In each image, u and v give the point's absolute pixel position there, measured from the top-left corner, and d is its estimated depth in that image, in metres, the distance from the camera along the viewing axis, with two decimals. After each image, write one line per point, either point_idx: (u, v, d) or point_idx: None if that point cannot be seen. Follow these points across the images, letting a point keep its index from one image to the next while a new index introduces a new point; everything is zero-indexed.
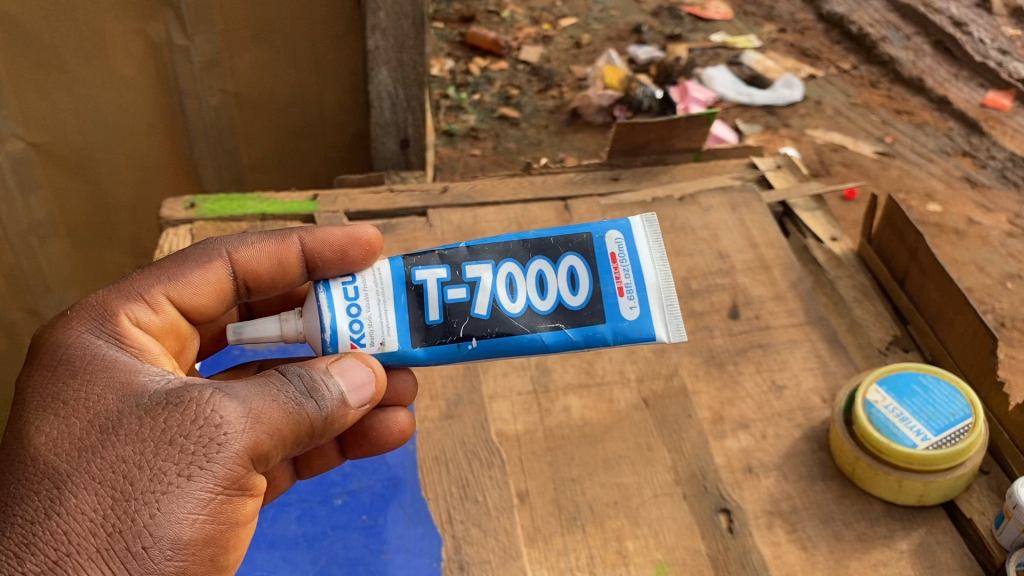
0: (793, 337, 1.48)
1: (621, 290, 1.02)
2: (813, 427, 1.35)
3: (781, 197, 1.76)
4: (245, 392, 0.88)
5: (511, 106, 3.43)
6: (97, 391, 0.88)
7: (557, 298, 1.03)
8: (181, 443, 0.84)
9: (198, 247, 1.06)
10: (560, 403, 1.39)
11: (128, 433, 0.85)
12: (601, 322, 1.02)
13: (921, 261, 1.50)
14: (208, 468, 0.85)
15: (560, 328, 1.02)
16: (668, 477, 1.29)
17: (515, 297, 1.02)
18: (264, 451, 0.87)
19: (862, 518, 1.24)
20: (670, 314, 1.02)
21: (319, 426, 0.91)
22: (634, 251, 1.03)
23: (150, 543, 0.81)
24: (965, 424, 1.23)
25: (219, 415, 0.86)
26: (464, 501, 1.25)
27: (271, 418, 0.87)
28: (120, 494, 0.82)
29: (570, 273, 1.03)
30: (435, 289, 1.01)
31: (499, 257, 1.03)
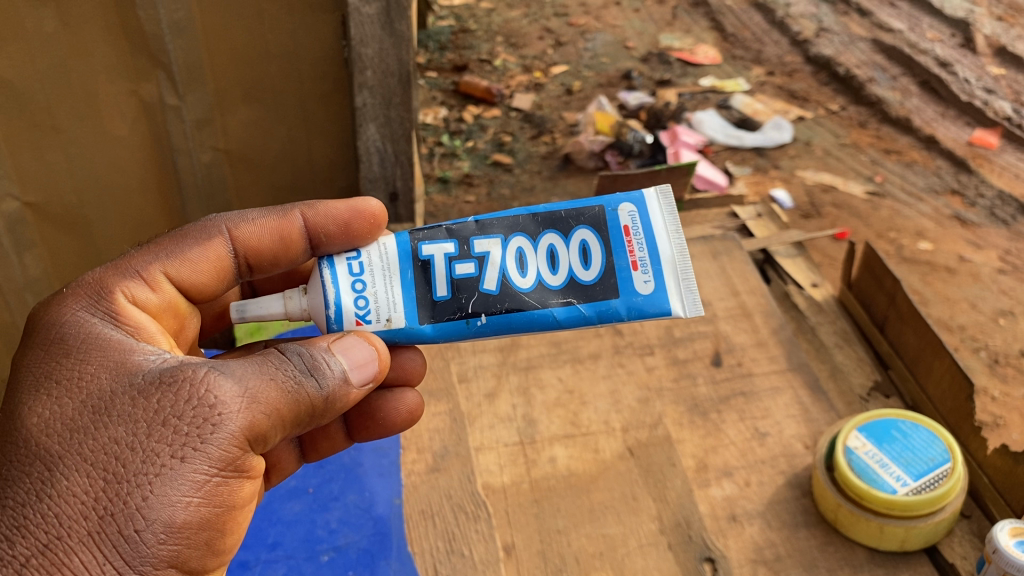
0: (776, 385, 1.50)
1: (635, 264, 1.00)
2: (797, 474, 1.36)
3: (762, 244, 1.80)
4: (242, 371, 0.85)
5: (505, 152, 3.49)
6: (89, 366, 0.86)
7: (569, 273, 1.01)
8: (174, 422, 0.82)
9: (199, 223, 1.05)
10: (546, 454, 1.41)
11: (120, 413, 0.82)
12: (615, 297, 1.00)
13: (899, 307, 1.52)
14: (202, 448, 0.82)
15: (572, 303, 1.00)
16: (653, 527, 1.29)
17: (526, 272, 1.01)
18: (263, 429, 0.85)
19: (845, 565, 1.24)
20: (685, 288, 1.00)
21: (320, 404, 0.89)
22: (648, 223, 1.01)
23: (143, 527, 0.79)
24: (943, 469, 1.24)
25: (214, 395, 0.83)
26: (450, 555, 1.25)
27: (269, 396, 0.85)
28: (112, 476, 0.80)
29: (581, 247, 1.01)
30: (442, 264, 1.00)
31: (508, 231, 1.02)
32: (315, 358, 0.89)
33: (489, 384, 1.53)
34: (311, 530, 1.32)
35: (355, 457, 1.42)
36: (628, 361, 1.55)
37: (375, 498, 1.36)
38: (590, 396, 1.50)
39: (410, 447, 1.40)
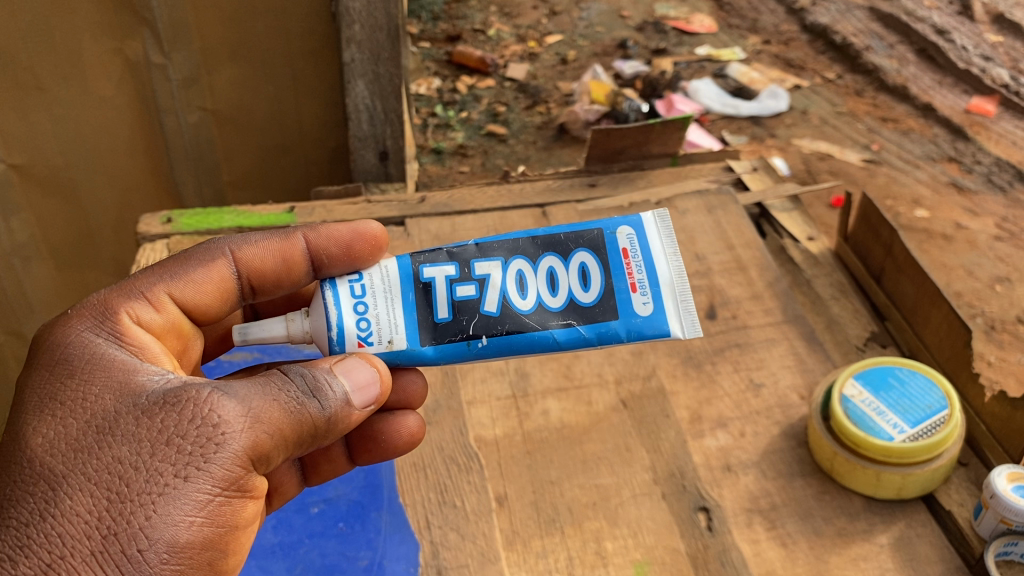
0: (771, 336, 1.47)
1: (634, 285, 0.98)
2: (792, 425, 1.35)
3: (758, 198, 1.75)
4: (245, 391, 0.83)
5: (499, 123, 3.45)
6: (93, 390, 0.83)
7: (568, 295, 0.98)
8: (177, 442, 0.80)
9: (202, 247, 1.03)
10: (538, 407, 1.39)
11: (122, 433, 0.80)
12: (614, 318, 0.97)
13: (896, 257, 1.49)
14: (205, 468, 0.80)
15: (572, 325, 0.97)
16: (647, 477, 1.28)
17: (526, 294, 0.98)
18: (266, 449, 0.83)
19: (841, 513, 1.23)
20: (684, 309, 0.97)
21: (324, 425, 0.86)
22: (646, 246, 0.99)
23: (146, 546, 0.77)
24: (941, 416, 1.22)
25: (218, 414, 0.81)
26: (442, 506, 1.24)
27: (271, 416, 0.83)
28: (115, 496, 0.78)
29: (581, 269, 0.99)
30: (443, 286, 0.97)
31: (508, 254, 0.99)
32: (319, 377, 0.87)
33: None
34: None
35: None
36: None
37: None
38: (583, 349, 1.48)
39: None
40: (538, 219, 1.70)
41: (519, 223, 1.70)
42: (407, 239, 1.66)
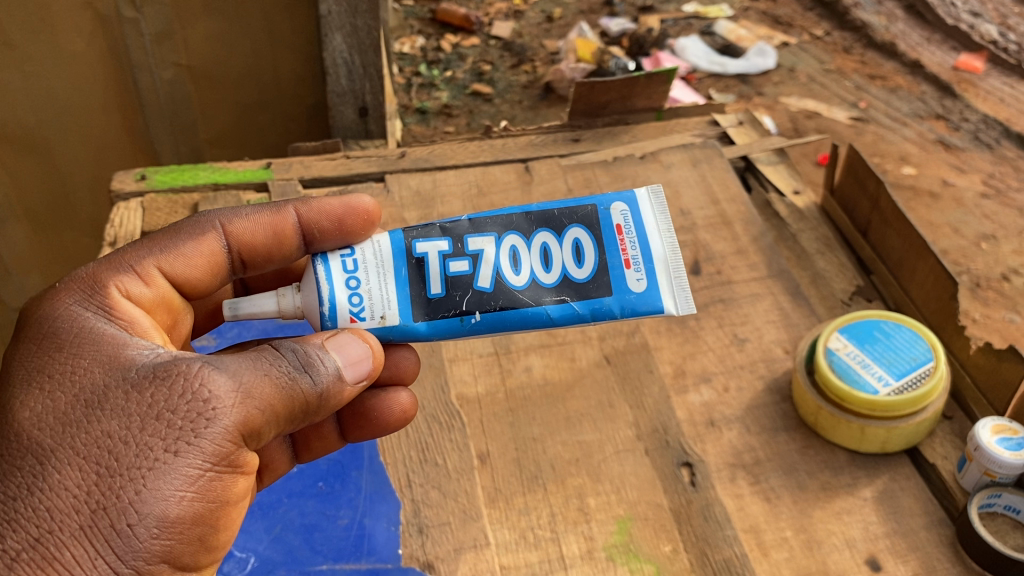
0: (755, 291, 1.45)
1: (628, 262, 0.95)
2: (776, 379, 1.34)
3: (743, 151, 1.71)
4: (236, 365, 0.81)
5: (484, 82, 3.39)
6: (81, 364, 0.81)
7: (562, 271, 0.95)
8: (167, 416, 0.78)
9: (192, 220, 0.99)
10: (521, 364, 1.38)
11: (111, 407, 0.78)
12: (608, 295, 0.94)
13: (882, 210, 1.46)
14: (194, 443, 0.78)
15: (566, 302, 0.94)
16: (629, 433, 1.27)
17: (519, 270, 0.95)
18: (257, 423, 0.81)
19: (825, 467, 1.22)
20: (678, 287, 0.95)
21: (316, 400, 0.84)
22: (641, 223, 0.96)
23: (135, 522, 0.75)
24: (926, 368, 1.21)
25: (208, 389, 0.79)
26: (423, 464, 1.23)
27: (262, 391, 0.80)
28: (103, 470, 0.76)
29: (575, 245, 0.96)
30: (436, 261, 0.94)
31: (502, 229, 0.96)
32: (311, 351, 0.84)
33: None
34: None
35: None
36: None
37: None
38: None
39: None
40: (520, 174, 1.67)
41: (501, 179, 1.66)
42: (386, 195, 1.62)
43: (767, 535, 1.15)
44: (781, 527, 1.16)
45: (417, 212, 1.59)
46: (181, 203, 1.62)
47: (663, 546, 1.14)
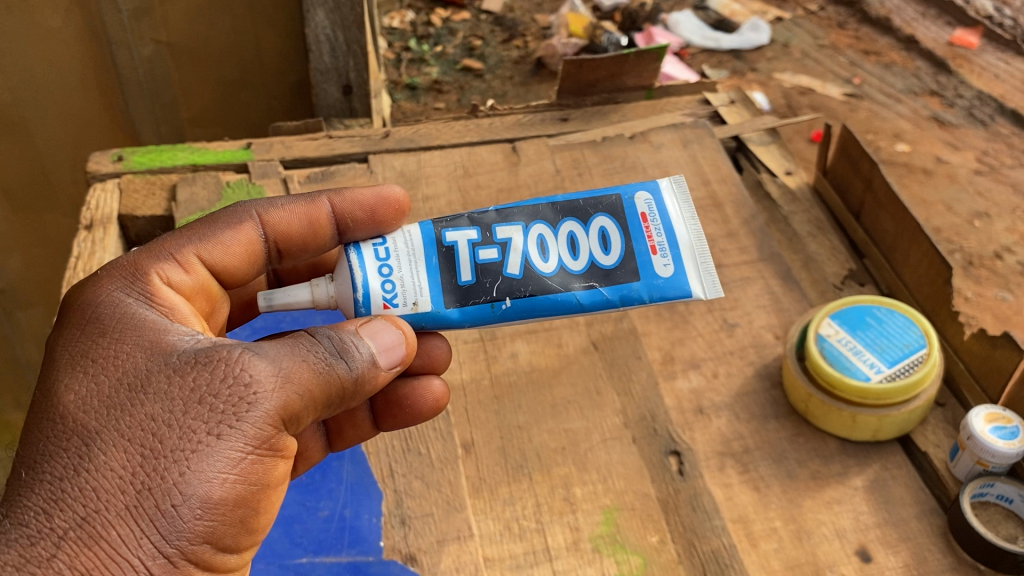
0: (746, 275, 1.42)
1: (654, 248, 0.95)
2: (766, 365, 1.31)
3: (735, 131, 1.68)
4: (275, 351, 0.81)
5: (475, 57, 3.34)
6: (124, 347, 0.81)
7: (589, 258, 0.95)
8: (209, 400, 0.79)
9: (228, 210, 0.99)
10: (507, 350, 1.35)
11: (154, 390, 0.79)
12: (636, 280, 0.94)
13: (876, 192, 1.43)
14: (236, 426, 0.79)
15: (595, 287, 0.94)
16: (617, 421, 1.25)
17: (548, 257, 0.95)
18: (296, 409, 0.81)
19: (815, 455, 1.20)
20: (703, 271, 0.95)
21: (352, 387, 0.84)
22: (664, 210, 0.97)
23: (180, 502, 0.76)
24: (919, 355, 1.19)
25: (248, 375, 0.80)
26: (406, 454, 1.20)
27: (301, 376, 0.81)
28: (149, 451, 0.76)
29: (601, 233, 0.96)
30: (466, 250, 0.94)
31: (529, 219, 0.96)
32: (345, 337, 0.84)
33: None
34: None
35: None
36: None
37: None
38: None
39: None
40: (507, 154, 1.63)
41: (487, 159, 1.62)
42: (370, 175, 1.59)
43: (755, 526, 1.13)
44: (770, 517, 1.14)
45: (402, 194, 1.56)
46: (159, 183, 1.58)
47: (650, 537, 1.12)
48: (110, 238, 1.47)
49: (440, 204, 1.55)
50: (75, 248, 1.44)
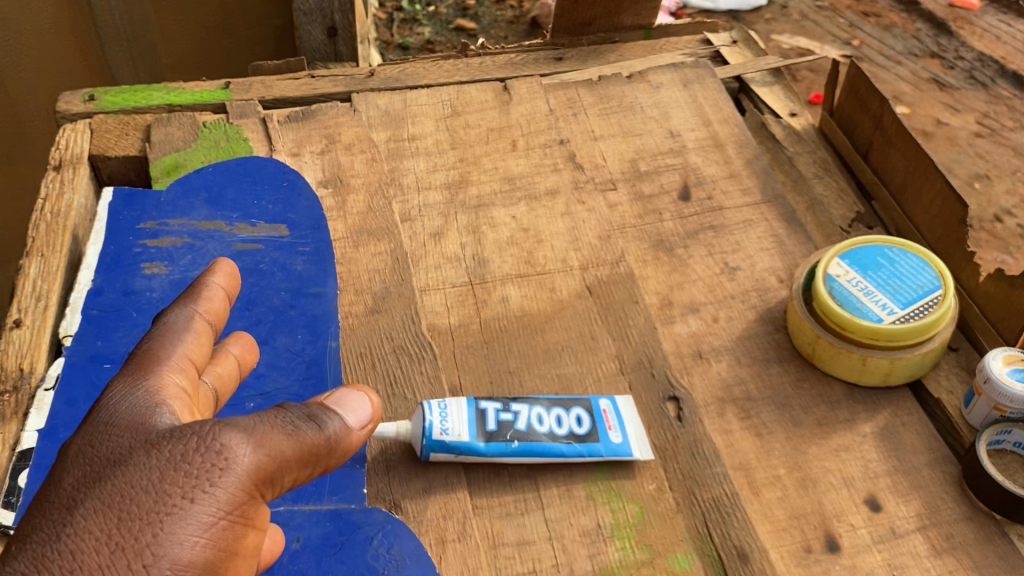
0: (748, 218, 1.36)
1: (610, 425, 1.09)
2: (769, 309, 1.25)
3: (737, 72, 1.61)
4: (252, 424, 0.73)
5: (468, 17, 3.23)
6: (113, 432, 0.74)
7: (568, 430, 1.08)
8: (183, 468, 0.70)
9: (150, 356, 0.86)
10: (497, 294, 1.28)
11: (133, 462, 0.70)
12: (598, 441, 1.08)
13: (886, 128, 1.36)
14: (210, 491, 0.69)
15: (572, 445, 1.07)
16: (612, 366, 1.19)
17: (543, 425, 1.08)
18: (270, 470, 0.72)
19: (821, 402, 1.14)
20: (641, 438, 1.09)
21: (326, 449, 0.77)
22: (622, 419, 1.10)
23: (152, 561, 0.66)
24: (934, 296, 1.13)
25: (224, 447, 0.71)
26: (391, 399, 1.14)
27: (272, 438, 0.73)
28: (124, 515, 0.67)
29: (578, 416, 1.10)
30: (492, 415, 1.08)
31: (536, 399, 1.11)
32: (315, 409, 0.78)
33: (436, 223, 1.37)
34: None
35: (288, 300, 1.25)
36: (588, 199, 1.40)
37: (310, 338, 1.21)
38: (546, 234, 1.35)
39: (346, 290, 1.27)
40: (498, 94, 1.56)
41: (477, 98, 1.55)
42: (353, 114, 1.52)
43: (758, 474, 1.07)
44: (774, 465, 1.08)
45: (386, 133, 1.50)
46: (133, 123, 1.49)
47: (647, 485, 1.06)
48: (79, 179, 1.38)
49: (426, 144, 1.49)
50: (42, 188, 1.35)
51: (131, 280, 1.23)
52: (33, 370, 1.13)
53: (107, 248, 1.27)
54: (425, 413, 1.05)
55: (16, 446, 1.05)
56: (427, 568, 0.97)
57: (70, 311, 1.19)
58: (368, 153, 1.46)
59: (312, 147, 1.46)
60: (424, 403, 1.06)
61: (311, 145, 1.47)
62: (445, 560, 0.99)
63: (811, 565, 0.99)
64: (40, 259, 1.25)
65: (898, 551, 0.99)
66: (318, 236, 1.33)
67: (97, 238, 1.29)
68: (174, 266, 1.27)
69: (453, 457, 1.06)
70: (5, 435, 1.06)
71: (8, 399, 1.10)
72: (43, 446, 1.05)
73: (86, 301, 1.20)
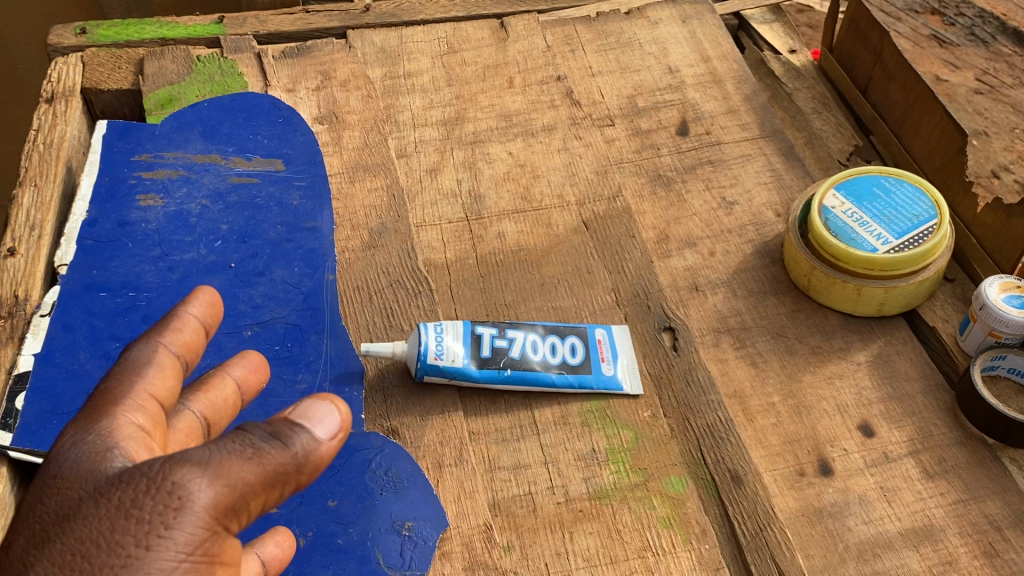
0: (746, 153, 1.35)
1: (604, 355, 1.10)
2: (766, 242, 1.25)
3: (736, 8, 1.60)
4: (206, 452, 0.63)
5: None
6: (60, 485, 0.65)
7: (560, 359, 1.09)
8: (134, 514, 0.62)
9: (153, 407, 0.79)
10: (494, 230, 1.27)
11: (83, 515, 0.63)
12: (589, 373, 1.08)
13: (886, 62, 1.36)
14: (165, 535, 0.61)
15: (564, 374, 1.08)
16: (608, 299, 1.19)
17: (536, 353, 1.09)
18: (231, 501, 0.63)
19: (816, 332, 1.14)
20: (633, 372, 1.10)
21: (296, 468, 0.65)
22: (616, 347, 1.11)
23: None
24: (929, 225, 1.12)
25: (174, 484, 0.62)
26: (388, 330, 1.15)
27: (230, 465, 0.63)
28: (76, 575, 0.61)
29: (572, 344, 1.10)
30: (487, 340, 1.08)
31: (532, 325, 1.11)
32: (279, 423, 0.66)
33: (431, 159, 1.36)
34: (232, 305, 1.16)
35: (284, 234, 1.24)
36: (585, 134, 1.39)
37: (306, 271, 1.21)
38: (543, 170, 1.35)
39: (343, 225, 1.26)
40: (495, 31, 1.54)
41: (473, 36, 1.54)
42: (349, 51, 1.50)
43: (752, 401, 1.08)
44: (768, 392, 1.08)
45: (381, 70, 1.48)
46: (126, 57, 1.47)
47: (642, 413, 1.07)
48: (72, 111, 1.37)
49: (422, 81, 1.47)
50: (35, 121, 1.34)
51: (125, 211, 1.24)
52: (28, 298, 1.13)
53: (101, 180, 1.27)
54: (421, 336, 1.06)
55: (13, 369, 1.06)
56: (424, 491, 0.99)
57: (64, 242, 1.20)
58: (364, 89, 1.44)
59: (307, 82, 1.45)
60: (421, 325, 1.07)
61: (305, 80, 1.45)
62: (441, 484, 1.00)
63: (804, 489, 1.00)
64: (34, 189, 1.25)
65: (890, 475, 1.00)
66: (314, 171, 1.32)
67: (91, 169, 1.28)
68: (170, 199, 1.27)
69: (448, 381, 1.07)
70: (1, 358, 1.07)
71: (4, 324, 1.10)
72: (40, 369, 1.06)
73: (82, 230, 1.21)
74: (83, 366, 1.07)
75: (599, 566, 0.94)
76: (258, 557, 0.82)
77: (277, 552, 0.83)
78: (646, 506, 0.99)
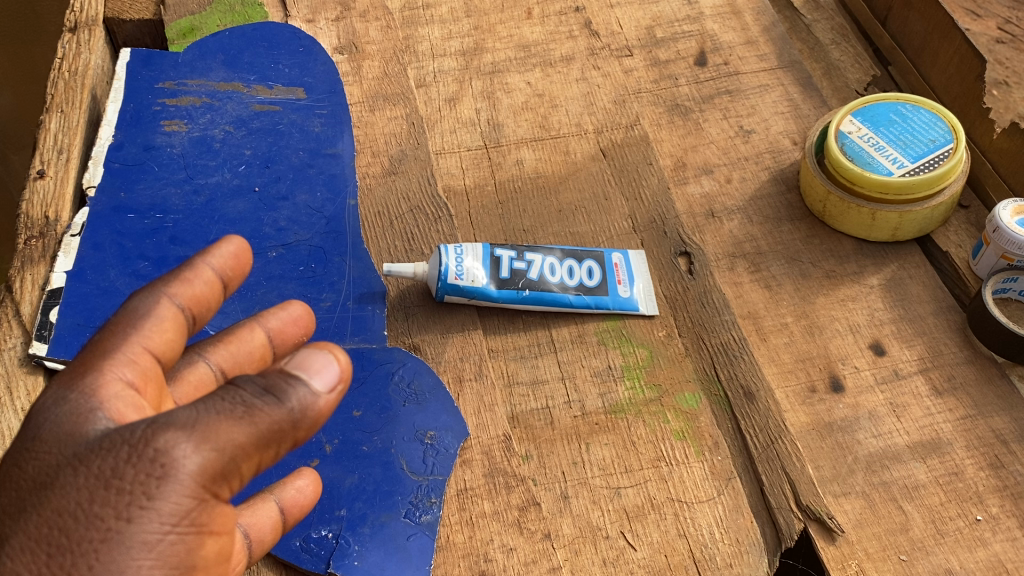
0: (763, 83, 1.36)
1: (620, 278, 1.12)
2: (782, 170, 1.26)
3: None
4: (189, 415, 0.61)
5: None
6: (41, 447, 0.64)
7: (577, 281, 1.11)
8: (114, 484, 0.60)
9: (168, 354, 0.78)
10: (512, 157, 1.28)
11: (60, 484, 0.62)
12: (606, 294, 1.10)
13: None
14: (147, 507, 0.60)
15: (582, 296, 1.10)
16: (625, 225, 1.20)
17: (554, 274, 1.11)
18: (219, 465, 0.61)
19: (831, 257, 1.16)
20: (650, 295, 1.12)
21: (292, 424, 0.63)
22: (633, 270, 1.13)
23: None
24: (945, 150, 1.13)
25: (155, 451, 0.60)
26: (409, 254, 1.17)
27: (217, 428, 0.60)
28: (54, 550, 0.60)
29: (589, 268, 1.12)
30: (505, 261, 1.10)
31: (549, 248, 1.13)
32: (274, 376, 0.63)
33: (451, 89, 1.37)
34: (257, 227, 1.19)
35: (306, 160, 1.26)
36: (603, 64, 1.40)
37: (329, 196, 1.22)
38: (561, 99, 1.35)
39: (364, 152, 1.29)
40: None
41: None
42: None
43: (766, 321, 1.10)
44: (782, 313, 1.10)
45: (401, 1, 1.49)
46: None
47: (657, 332, 1.09)
48: (95, 40, 1.37)
49: (441, 12, 1.47)
50: (59, 50, 1.35)
51: (151, 136, 1.26)
52: (58, 218, 1.16)
53: (126, 106, 1.29)
54: (441, 257, 1.08)
55: (46, 285, 1.09)
56: (445, 403, 1.02)
57: (92, 164, 1.22)
58: (383, 20, 1.45)
59: (327, 13, 1.46)
60: (441, 246, 1.09)
61: (325, 11, 1.46)
62: (462, 398, 1.03)
63: (815, 404, 1.02)
64: (61, 114, 1.26)
65: (900, 391, 1.03)
66: (335, 99, 1.33)
67: (116, 95, 1.30)
68: (194, 125, 1.29)
69: (467, 300, 1.09)
70: (34, 276, 1.10)
71: (36, 243, 1.13)
72: (72, 285, 1.09)
73: (108, 154, 1.24)
74: (114, 283, 1.10)
75: (613, 475, 0.97)
76: (277, 505, 0.81)
77: (297, 497, 0.82)
78: (660, 420, 1.01)
